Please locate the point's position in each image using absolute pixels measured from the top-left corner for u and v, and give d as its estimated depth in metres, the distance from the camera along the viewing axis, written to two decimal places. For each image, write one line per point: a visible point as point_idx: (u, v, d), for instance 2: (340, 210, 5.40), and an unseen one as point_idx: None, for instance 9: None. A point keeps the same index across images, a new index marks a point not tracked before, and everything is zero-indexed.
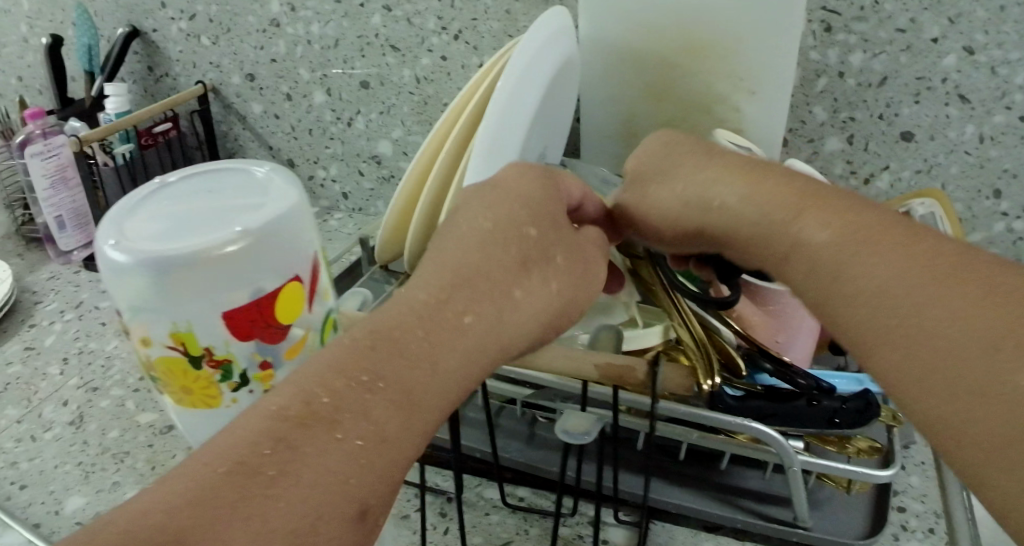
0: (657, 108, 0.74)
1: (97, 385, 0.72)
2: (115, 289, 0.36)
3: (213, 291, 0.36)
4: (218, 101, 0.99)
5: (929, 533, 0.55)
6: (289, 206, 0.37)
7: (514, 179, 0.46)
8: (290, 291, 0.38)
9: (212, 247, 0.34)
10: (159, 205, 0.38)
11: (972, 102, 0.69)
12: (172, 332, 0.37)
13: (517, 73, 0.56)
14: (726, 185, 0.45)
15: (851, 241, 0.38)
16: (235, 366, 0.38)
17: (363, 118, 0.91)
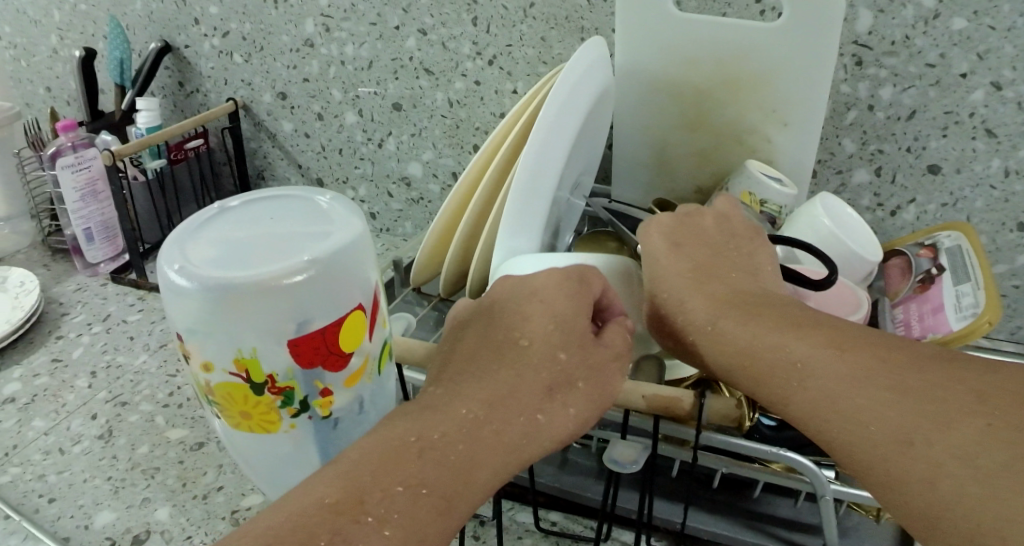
0: (690, 137, 0.74)
1: (125, 400, 0.72)
2: (177, 312, 0.37)
3: (276, 321, 0.36)
4: (248, 118, 1.00)
5: None
6: (353, 237, 0.38)
7: (554, 290, 0.47)
8: (353, 320, 0.39)
9: (281, 276, 0.35)
10: (221, 229, 0.38)
11: (999, 137, 0.70)
12: (235, 358, 0.37)
13: (560, 101, 0.57)
14: (697, 304, 0.50)
15: (801, 366, 0.43)
16: (296, 392, 0.39)
17: (394, 140, 0.92)
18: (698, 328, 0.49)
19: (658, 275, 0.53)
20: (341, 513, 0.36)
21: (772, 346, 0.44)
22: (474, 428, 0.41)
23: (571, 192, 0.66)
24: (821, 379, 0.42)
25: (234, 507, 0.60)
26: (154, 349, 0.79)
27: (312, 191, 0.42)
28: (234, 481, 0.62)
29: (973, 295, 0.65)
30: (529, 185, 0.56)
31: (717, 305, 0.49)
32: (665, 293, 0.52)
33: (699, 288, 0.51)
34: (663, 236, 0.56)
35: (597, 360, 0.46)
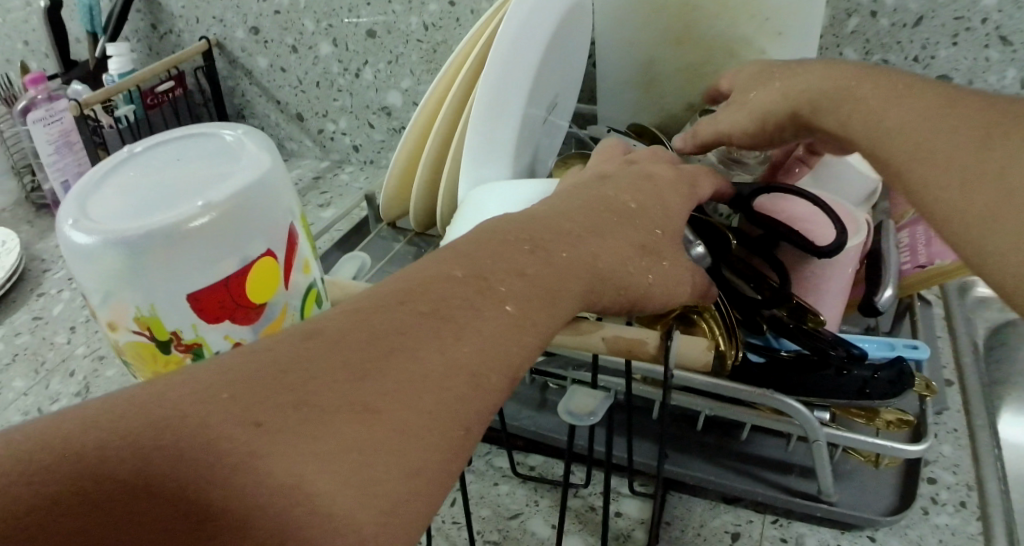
0: (678, 52, 0.70)
1: (104, 354, 0.71)
2: (82, 273, 0.36)
3: (189, 270, 0.36)
4: (223, 56, 0.96)
5: (960, 507, 0.53)
6: (262, 173, 0.37)
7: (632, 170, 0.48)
8: (265, 267, 0.39)
9: (179, 224, 0.34)
10: (127, 181, 0.37)
11: (1014, 44, 0.64)
12: (142, 316, 0.37)
13: (515, 30, 0.53)
14: (817, 71, 0.51)
15: (915, 102, 0.44)
16: (205, 348, 0.39)
17: (371, 69, 0.89)
18: (817, 88, 0.50)
19: (780, 68, 0.55)
20: (468, 284, 0.35)
21: (878, 89, 0.46)
22: (517, 251, 0.37)
23: (547, 115, 0.63)
24: (921, 110, 0.43)
25: None
26: None
27: (226, 131, 0.41)
28: None
29: None
30: (490, 111, 0.54)
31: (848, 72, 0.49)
32: (784, 77, 0.53)
33: (820, 65, 0.52)
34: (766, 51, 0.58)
35: (666, 234, 0.44)
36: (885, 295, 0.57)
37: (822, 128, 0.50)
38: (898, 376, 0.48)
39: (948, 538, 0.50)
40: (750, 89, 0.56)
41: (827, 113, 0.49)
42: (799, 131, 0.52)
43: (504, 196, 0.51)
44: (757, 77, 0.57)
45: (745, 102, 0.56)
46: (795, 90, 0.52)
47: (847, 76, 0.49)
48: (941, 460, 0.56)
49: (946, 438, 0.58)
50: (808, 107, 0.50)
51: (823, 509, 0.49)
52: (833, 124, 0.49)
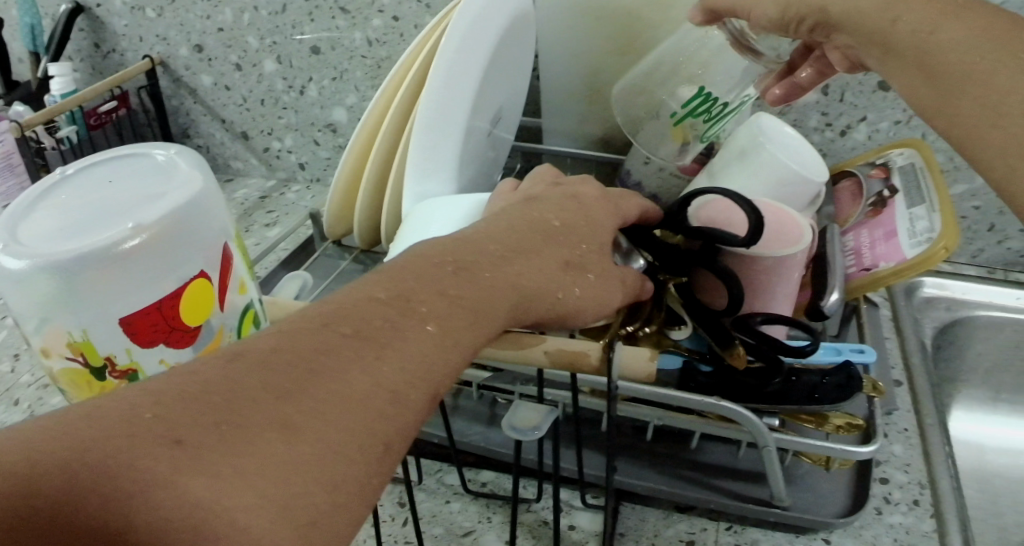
0: (624, 63, 0.70)
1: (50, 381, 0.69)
2: (12, 299, 0.35)
3: (125, 293, 0.35)
4: (167, 75, 0.97)
5: (914, 505, 0.53)
6: (197, 191, 0.36)
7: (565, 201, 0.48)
8: (200, 288, 0.38)
9: (110, 246, 0.33)
10: (58, 204, 0.36)
11: None
12: (76, 343, 0.36)
13: (454, 48, 0.53)
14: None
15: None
16: (140, 374, 0.38)
17: (315, 86, 0.93)
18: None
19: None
20: (392, 305, 0.34)
21: (930, 3, 0.48)
22: (439, 269, 0.37)
23: (492, 127, 0.63)
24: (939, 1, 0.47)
25: None
26: None
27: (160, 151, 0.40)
28: None
29: (928, 219, 0.63)
30: (433, 125, 0.53)
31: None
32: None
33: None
34: None
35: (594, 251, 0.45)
36: (831, 299, 0.59)
37: (866, 37, 0.51)
38: (846, 381, 0.49)
39: (902, 538, 0.51)
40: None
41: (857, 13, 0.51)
42: (819, 27, 0.54)
43: (446, 213, 0.51)
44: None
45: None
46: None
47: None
48: (893, 460, 0.57)
49: (897, 438, 0.59)
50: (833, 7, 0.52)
51: (776, 514, 0.50)
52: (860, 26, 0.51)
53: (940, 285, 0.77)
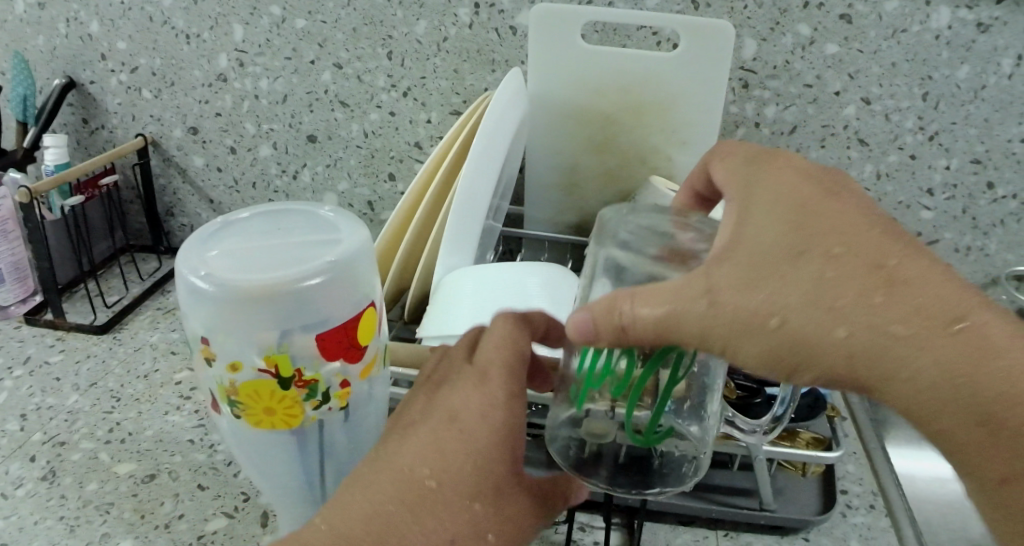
0: (596, 159, 0.88)
1: (63, 440, 0.70)
2: (202, 318, 0.41)
3: (301, 317, 0.42)
4: (157, 154, 1.02)
5: (871, 508, 0.63)
6: (361, 241, 0.44)
7: (473, 415, 0.47)
8: (368, 317, 0.45)
9: (297, 282, 0.40)
10: (235, 243, 0.43)
11: (871, 144, 0.85)
12: (264, 354, 0.41)
13: (484, 138, 0.63)
14: (895, 322, 0.41)
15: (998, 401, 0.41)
16: (320, 386, 0.43)
17: (308, 172, 1.00)
18: (910, 352, 0.42)
19: (807, 242, 0.43)
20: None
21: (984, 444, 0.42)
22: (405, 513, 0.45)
23: (494, 215, 0.76)
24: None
25: (199, 533, 0.59)
26: (85, 388, 0.77)
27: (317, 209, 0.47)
28: (195, 508, 0.61)
29: None
30: (468, 205, 0.63)
31: (942, 320, 0.41)
32: (842, 298, 0.42)
33: (863, 256, 0.42)
34: (784, 208, 0.44)
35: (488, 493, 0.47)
36: None
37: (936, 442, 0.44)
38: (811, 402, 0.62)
39: (866, 533, 0.61)
40: (753, 292, 0.42)
41: (922, 386, 0.42)
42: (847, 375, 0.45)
43: (484, 275, 0.62)
44: (764, 263, 0.43)
45: (744, 331, 0.42)
46: (855, 344, 0.42)
47: (941, 334, 0.41)
48: (849, 475, 0.67)
49: (850, 459, 0.69)
50: (877, 368, 0.42)
51: (765, 516, 0.58)
52: (933, 410, 0.42)
53: None
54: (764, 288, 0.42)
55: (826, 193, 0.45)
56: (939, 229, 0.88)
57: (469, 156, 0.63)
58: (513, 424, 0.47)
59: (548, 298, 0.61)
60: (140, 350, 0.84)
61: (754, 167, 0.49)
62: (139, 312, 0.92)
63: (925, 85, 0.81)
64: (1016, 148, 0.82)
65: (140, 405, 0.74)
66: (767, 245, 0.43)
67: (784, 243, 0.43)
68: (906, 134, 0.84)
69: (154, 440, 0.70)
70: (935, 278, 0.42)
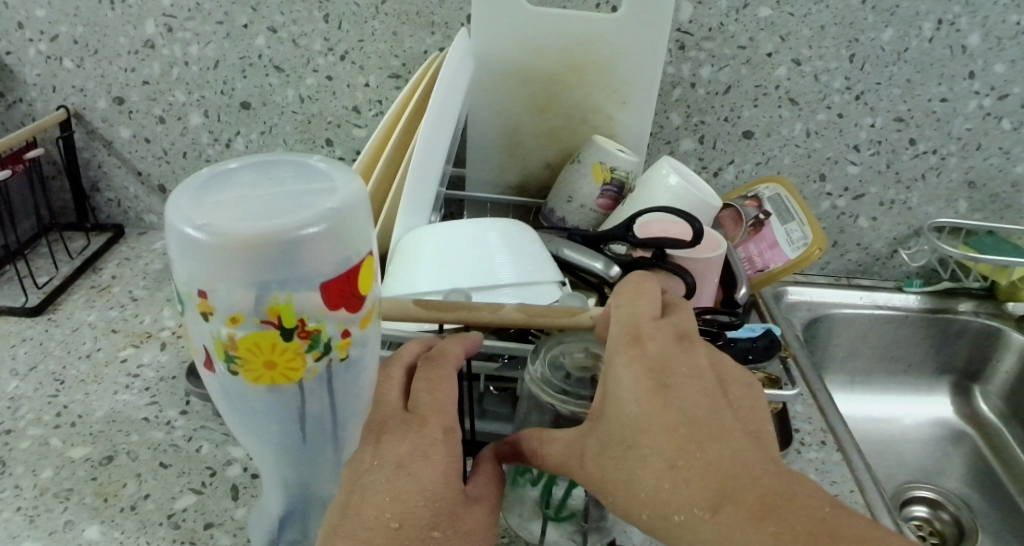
0: (538, 119, 0.88)
1: (8, 428, 0.67)
2: (201, 269, 0.38)
3: (304, 268, 0.39)
4: (81, 126, 0.97)
5: (822, 444, 0.68)
6: (360, 188, 0.41)
7: (415, 458, 0.44)
8: (367, 266, 0.42)
9: (298, 229, 0.38)
10: (227, 191, 0.40)
11: (800, 103, 0.89)
12: (267, 306, 0.39)
13: (439, 100, 0.64)
14: (677, 506, 0.41)
15: None
16: (323, 335, 0.41)
17: (242, 139, 0.97)
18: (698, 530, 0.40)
19: (630, 412, 0.44)
20: None
21: None
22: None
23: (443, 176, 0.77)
24: None
25: (169, 511, 0.58)
26: (24, 373, 0.74)
27: (309, 158, 0.43)
28: (161, 487, 0.60)
29: (801, 230, 0.80)
30: (424, 161, 0.64)
31: (707, 502, 0.40)
32: (643, 474, 0.42)
33: (666, 438, 0.42)
34: (628, 361, 0.46)
35: (453, 511, 0.44)
36: (742, 291, 0.71)
37: None
38: (770, 344, 0.63)
39: (820, 467, 0.66)
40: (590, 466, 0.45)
41: None
42: None
43: (451, 237, 0.63)
44: (605, 442, 0.45)
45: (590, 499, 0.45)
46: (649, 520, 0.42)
47: (705, 514, 0.40)
48: (798, 415, 0.72)
49: (798, 400, 0.74)
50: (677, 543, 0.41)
51: None
52: None
53: (799, 292, 0.97)
54: (599, 456, 0.45)
55: (662, 374, 0.45)
56: (864, 184, 0.94)
57: (425, 118, 0.63)
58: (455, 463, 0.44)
59: (512, 260, 0.62)
60: (79, 330, 0.81)
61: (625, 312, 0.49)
62: (73, 292, 0.88)
63: (851, 47, 0.85)
64: (934, 107, 0.88)
65: (85, 386, 0.72)
66: (611, 424, 0.44)
67: (615, 412, 0.45)
68: (834, 93, 0.88)
69: (106, 421, 0.68)
70: (728, 463, 0.41)
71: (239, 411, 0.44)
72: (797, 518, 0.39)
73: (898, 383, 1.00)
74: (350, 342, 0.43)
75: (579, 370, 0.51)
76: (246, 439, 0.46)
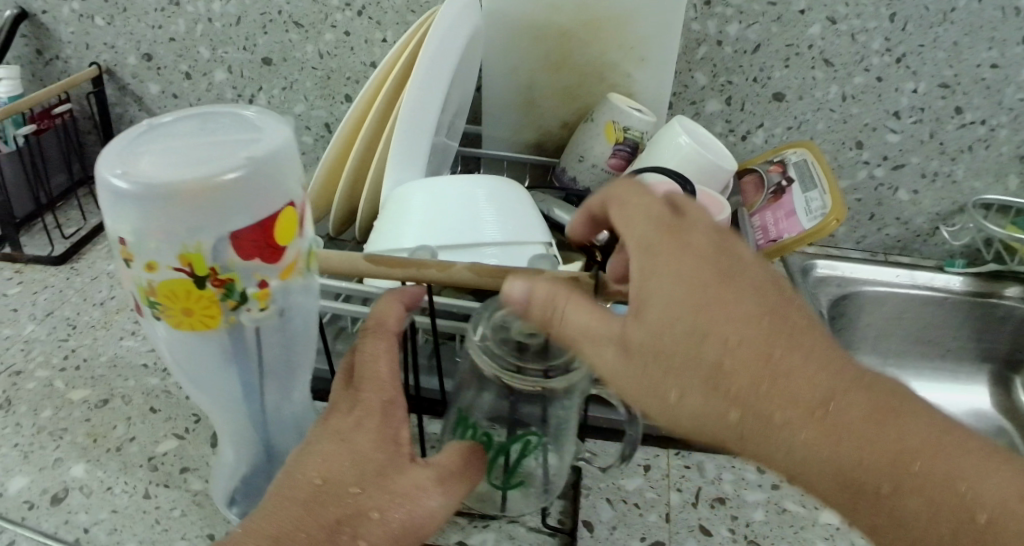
0: (554, 76, 0.85)
1: (19, 369, 0.70)
2: (117, 219, 0.38)
3: (216, 219, 0.38)
4: (113, 83, 1.00)
5: None
6: (283, 140, 0.40)
7: (351, 426, 0.42)
8: (287, 217, 0.40)
9: (216, 174, 0.37)
10: (152, 142, 0.39)
11: (835, 65, 0.83)
12: (178, 254, 0.38)
13: (430, 57, 0.62)
14: (776, 407, 0.39)
15: (886, 477, 0.38)
16: (237, 285, 0.40)
17: (265, 95, 0.98)
18: (797, 431, 0.38)
19: (706, 312, 0.40)
20: None
21: (886, 525, 0.39)
22: (305, 510, 0.40)
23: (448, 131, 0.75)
24: (913, 495, 0.38)
25: (150, 454, 0.59)
26: (42, 318, 0.77)
27: (243, 110, 0.43)
28: (148, 430, 0.62)
29: (821, 200, 0.75)
30: (413, 120, 0.62)
31: (810, 399, 0.39)
32: (727, 374, 0.39)
33: (756, 337, 0.39)
34: (684, 255, 0.41)
35: (387, 477, 0.41)
36: None
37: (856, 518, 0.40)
38: None
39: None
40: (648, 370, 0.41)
41: (810, 464, 0.39)
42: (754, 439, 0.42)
43: (436, 190, 0.60)
44: (669, 338, 0.40)
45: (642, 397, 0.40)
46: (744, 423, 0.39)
47: (808, 414, 0.39)
48: None
49: None
50: (763, 444, 0.39)
51: None
52: (832, 487, 0.39)
53: (830, 266, 0.92)
54: (662, 351, 0.40)
55: (726, 268, 0.41)
56: (905, 153, 0.87)
57: (415, 75, 0.62)
58: (393, 431, 0.43)
59: (498, 214, 0.60)
60: (97, 279, 0.84)
61: (648, 205, 0.45)
62: (98, 243, 0.91)
63: (893, 6, 0.78)
64: (984, 73, 0.81)
65: (95, 331, 0.74)
66: (679, 318, 0.40)
67: (681, 307, 0.40)
68: (873, 55, 0.82)
69: (108, 365, 0.70)
70: (821, 360, 0.40)
71: (171, 357, 0.44)
72: (906, 424, 0.39)
73: (929, 365, 0.95)
74: (270, 293, 0.42)
75: (523, 336, 0.44)
76: (190, 390, 0.46)
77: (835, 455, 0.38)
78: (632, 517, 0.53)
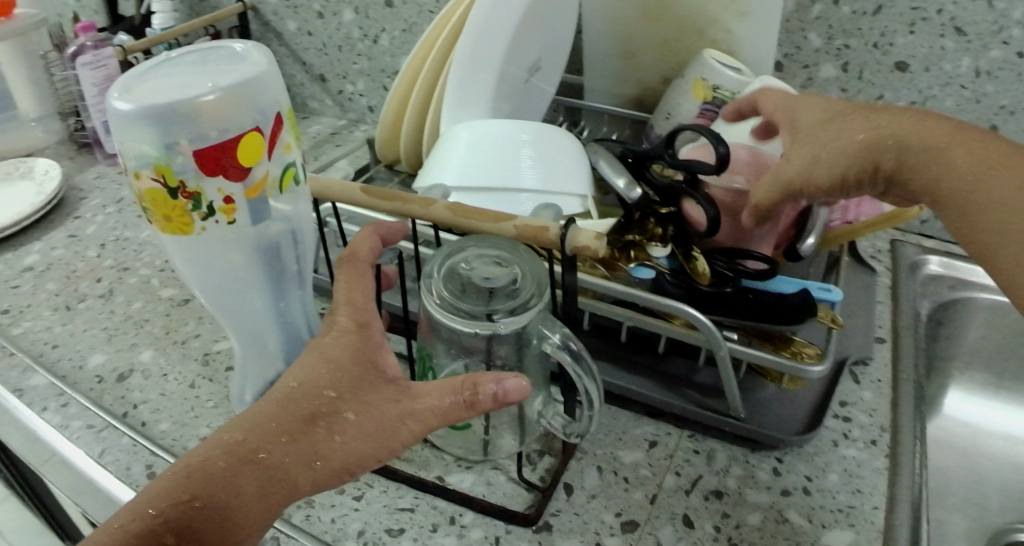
0: (654, 28, 0.82)
1: (128, 265, 0.79)
2: (115, 136, 0.43)
3: (192, 138, 0.42)
4: (256, 19, 1.08)
5: (870, 444, 0.57)
6: (259, 72, 0.44)
7: (333, 340, 0.46)
8: (250, 140, 0.44)
9: (191, 98, 0.42)
10: (154, 74, 0.45)
11: (968, 34, 0.73)
12: (152, 166, 0.43)
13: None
14: (883, 122, 0.52)
15: (959, 146, 0.48)
16: (203, 199, 0.44)
17: (387, 36, 1.01)
18: (895, 129, 0.51)
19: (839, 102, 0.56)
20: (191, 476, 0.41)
21: (968, 179, 0.47)
22: (282, 400, 0.44)
23: (529, 75, 0.76)
24: (978, 152, 0.47)
25: (206, 351, 0.66)
26: None
27: (237, 46, 0.47)
28: (211, 330, 0.68)
29: None
30: (472, 58, 0.67)
31: (903, 117, 0.51)
32: (852, 113, 0.53)
33: (863, 105, 0.54)
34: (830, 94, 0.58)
35: (355, 386, 0.44)
36: (807, 243, 0.60)
37: (952, 198, 0.48)
38: (802, 303, 0.54)
39: (852, 469, 0.55)
40: (819, 138, 0.54)
41: (910, 155, 0.50)
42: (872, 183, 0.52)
43: (481, 130, 0.60)
44: (815, 114, 0.56)
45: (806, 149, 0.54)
46: (887, 132, 0.51)
47: (904, 124, 0.51)
48: (860, 403, 0.60)
49: (869, 386, 0.62)
50: (872, 149, 0.51)
51: (731, 423, 0.55)
52: (927, 169, 0.49)
53: (948, 265, 0.79)
54: (815, 114, 0.56)
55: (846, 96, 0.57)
56: None
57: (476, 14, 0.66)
58: (369, 345, 0.46)
59: (535, 158, 0.59)
60: None
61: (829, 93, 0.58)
62: None
63: None
64: None
65: None
66: (829, 101, 0.56)
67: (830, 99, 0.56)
68: (1014, 26, 0.71)
69: None
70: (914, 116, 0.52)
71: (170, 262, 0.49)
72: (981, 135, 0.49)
73: None
74: (237, 209, 0.46)
75: (482, 280, 0.45)
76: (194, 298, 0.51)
77: (923, 134, 0.50)
78: (615, 489, 0.53)
